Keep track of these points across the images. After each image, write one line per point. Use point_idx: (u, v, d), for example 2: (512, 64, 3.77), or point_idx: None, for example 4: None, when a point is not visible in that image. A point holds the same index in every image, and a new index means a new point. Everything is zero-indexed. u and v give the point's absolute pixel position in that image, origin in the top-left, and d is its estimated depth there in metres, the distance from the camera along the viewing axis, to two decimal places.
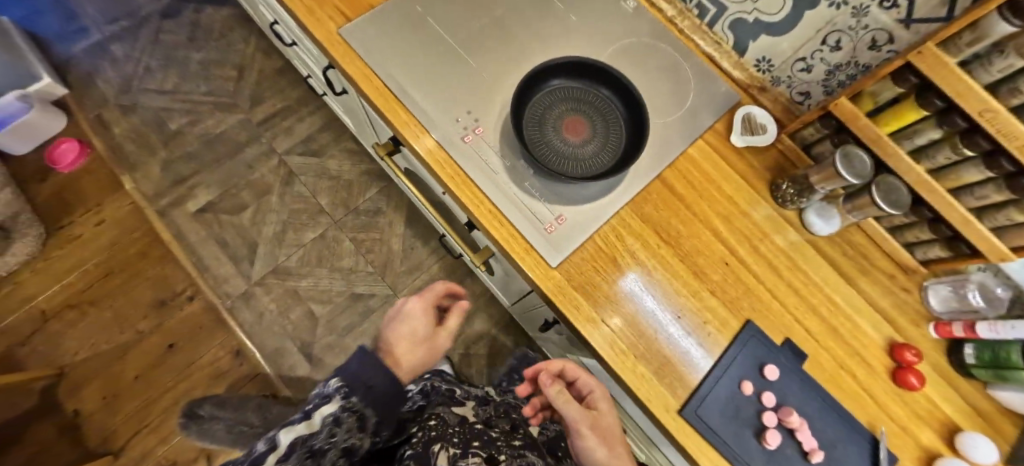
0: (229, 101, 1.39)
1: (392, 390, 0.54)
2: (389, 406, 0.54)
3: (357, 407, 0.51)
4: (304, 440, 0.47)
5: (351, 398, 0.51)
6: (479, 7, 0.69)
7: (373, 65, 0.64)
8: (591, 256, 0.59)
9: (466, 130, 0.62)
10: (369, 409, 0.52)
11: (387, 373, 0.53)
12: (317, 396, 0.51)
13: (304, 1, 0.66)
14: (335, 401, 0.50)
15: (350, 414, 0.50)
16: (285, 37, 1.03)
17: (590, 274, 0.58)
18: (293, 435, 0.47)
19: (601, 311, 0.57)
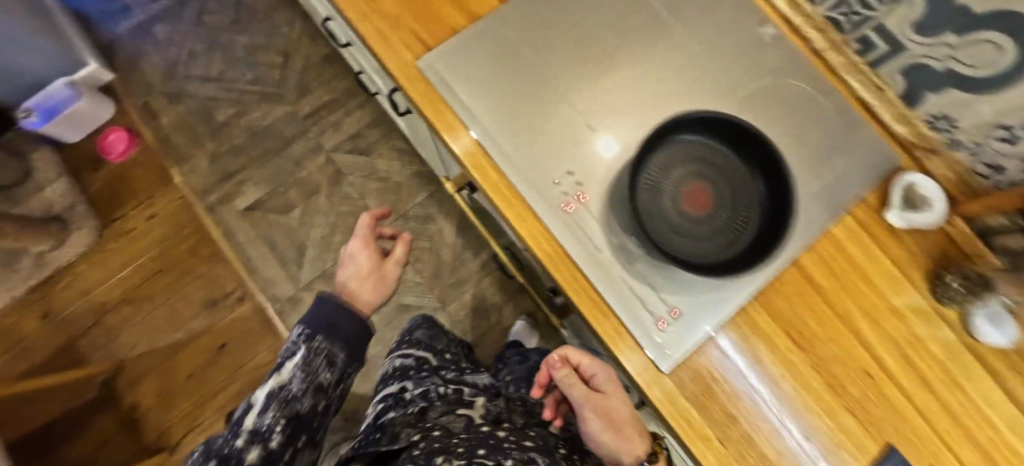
0: (276, 91, 1.32)
1: (358, 327, 0.55)
2: (356, 346, 0.55)
3: (324, 351, 0.52)
4: (277, 393, 0.49)
5: (315, 339, 0.52)
6: (586, 33, 0.56)
7: (458, 108, 0.53)
8: (707, 358, 0.50)
9: (567, 196, 0.51)
10: (336, 348, 0.53)
11: (338, 308, 0.55)
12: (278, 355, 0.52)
13: (377, 26, 0.55)
14: (299, 348, 0.52)
15: (319, 356, 0.52)
16: (338, 36, 0.92)
17: (706, 381, 0.49)
18: (266, 390, 0.49)
19: (717, 426, 0.49)
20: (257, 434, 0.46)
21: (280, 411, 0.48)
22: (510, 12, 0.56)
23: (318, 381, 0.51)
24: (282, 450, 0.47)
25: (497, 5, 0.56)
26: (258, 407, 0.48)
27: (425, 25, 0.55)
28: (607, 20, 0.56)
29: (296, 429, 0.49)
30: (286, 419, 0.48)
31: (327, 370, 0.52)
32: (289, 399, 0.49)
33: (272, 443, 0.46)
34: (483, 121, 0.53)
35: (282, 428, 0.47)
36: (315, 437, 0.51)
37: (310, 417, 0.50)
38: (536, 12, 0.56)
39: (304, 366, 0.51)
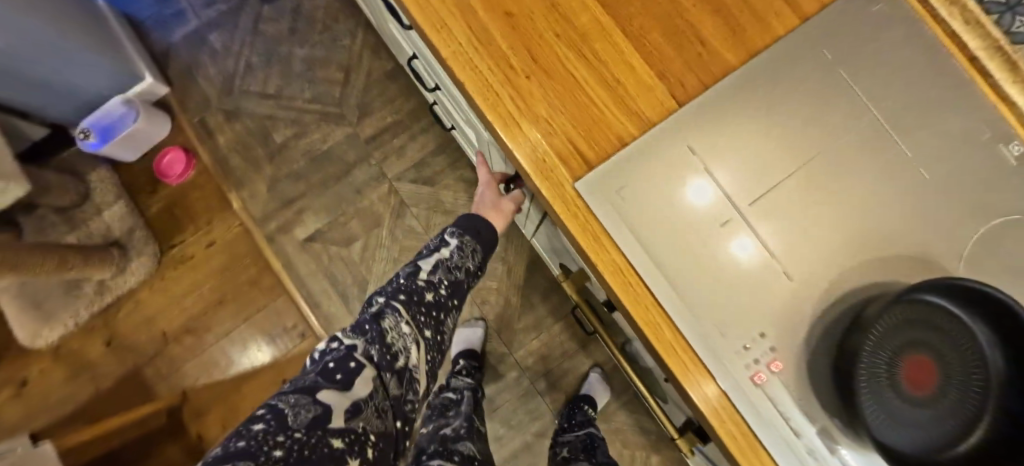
0: (336, 110, 1.24)
1: (493, 237, 0.74)
2: (488, 253, 0.75)
3: (472, 244, 0.71)
4: (443, 262, 0.67)
5: (465, 236, 0.71)
6: (783, 149, 0.45)
7: (625, 243, 0.43)
8: None
9: (756, 364, 0.42)
10: (478, 246, 0.72)
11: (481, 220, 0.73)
12: (433, 241, 0.70)
13: (526, 131, 0.43)
14: (452, 238, 0.70)
15: (466, 247, 0.70)
16: (427, 79, 0.83)
17: None
18: (437, 258, 0.67)
19: None
20: (429, 285, 0.64)
21: (444, 274, 0.66)
22: (691, 119, 0.44)
23: (467, 263, 0.69)
24: (447, 299, 0.66)
25: (674, 108, 0.44)
26: (427, 269, 0.66)
27: (583, 134, 0.43)
28: (809, 133, 0.45)
29: (452, 292, 0.67)
30: (447, 282, 0.66)
31: (473, 259, 0.71)
32: (451, 267, 0.67)
33: (440, 292, 0.65)
34: (654, 260, 0.43)
35: (446, 286, 0.66)
36: (461, 305, 0.69)
37: (463, 288, 0.69)
38: (723, 119, 0.45)
39: (459, 249, 0.69)
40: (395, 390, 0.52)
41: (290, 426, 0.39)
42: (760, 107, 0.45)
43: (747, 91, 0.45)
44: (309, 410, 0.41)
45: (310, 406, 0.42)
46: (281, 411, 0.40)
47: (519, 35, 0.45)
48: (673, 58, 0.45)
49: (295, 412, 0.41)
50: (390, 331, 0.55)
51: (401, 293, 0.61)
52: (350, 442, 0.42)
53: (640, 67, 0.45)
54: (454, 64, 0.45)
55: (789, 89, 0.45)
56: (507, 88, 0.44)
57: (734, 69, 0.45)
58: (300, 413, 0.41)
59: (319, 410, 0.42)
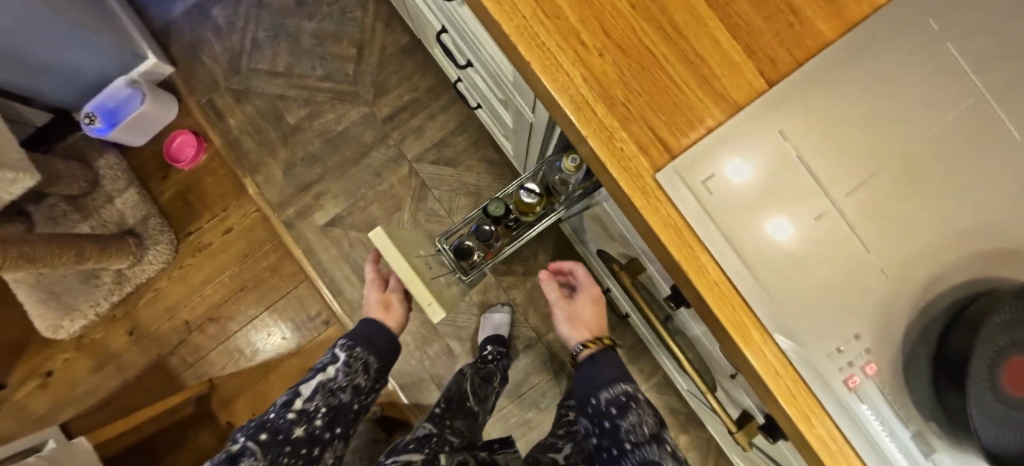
0: (350, 89, 1.18)
1: (389, 342, 0.81)
2: (387, 357, 0.81)
3: (364, 354, 0.78)
4: (324, 385, 0.73)
5: (355, 350, 0.77)
6: (886, 133, 0.41)
7: (709, 238, 0.39)
8: None
9: (850, 365, 0.39)
10: (370, 357, 0.79)
11: (377, 329, 0.80)
12: (324, 359, 0.77)
13: (600, 115, 0.39)
14: (342, 353, 0.77)
15: (355, 363, 0.77)
16: (457, 55, 0.78)
17: None
18: (318, 382, 0.73)
19: None
20: (302, 416, 0.70)
21: (324, 397, 0.73)
22: (785, 100, 0.40)
23: (353, 382, 0.76)
24: (321, 429, 0.71)
25: (765, 88, 0.40)
26: (305, 395, 0.72)
27: (665, 120, 0.39)
28: (914, 115, 0.41)
29: (332, 418, 0.73)
30: (324, 409, 0.72)
31: (363, 375, 0.77)
32: (332, 390, 0.73)
33: (313, 423, 0.71)
34: (741, 259, 0.40)
35: (322, 414, 0.72)
36: (343, 430, 0.75)
37: (346, 411, 0.75)
38: (820, 100, 0.40)
39: (346, 367, 0.76)
40: None
41: None
42: (859, 86, 0.40)
43: (845, 68, 0.40)
44: None
45: None
46: None
47: (589, 7, 0.40)
48: (763, 30, 0.40)
49: None
50: None
51: (265, 431, 0.67)
52: None
53: (728, 42, 0.40)
54: (518, 42, 0.40)
55: (891, 65, 0.41)
56: (579, 68, 0.40)
57: (830, 42, 0.40)
58: None
59: None
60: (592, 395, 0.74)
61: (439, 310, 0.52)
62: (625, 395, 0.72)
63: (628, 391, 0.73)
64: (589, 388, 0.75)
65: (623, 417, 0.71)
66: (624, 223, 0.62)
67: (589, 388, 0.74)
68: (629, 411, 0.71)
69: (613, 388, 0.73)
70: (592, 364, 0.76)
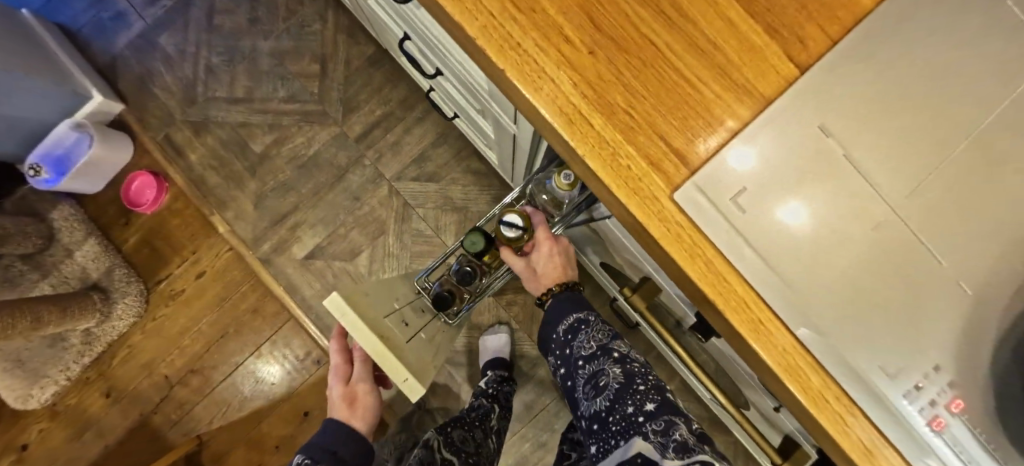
0: (317, 109, 1.10)
1: (357, 448, 0.67)
2: None
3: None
4: None
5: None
6: (947, 114, 0.33)
7: (743, 264, 0.32)
8: None
9: (931, 402, 0.32)
10: None
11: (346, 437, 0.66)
12: None
13: (598, 128, 0.32)
14: None
15: None
16: (424, 63, 0.70)
17: None
18: None
19: None
20: None
21: None
22: (822, 87, 0.32)
23: None
24: None
25: (794, 73, 0.32)
26: None
27: (677, 126, 0.32)
28: (983, 87, 0.33)
29: None
30: None
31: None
32: None
33: None
34: (786, 287, 0.32)
35: None
36: None
37: None
38: (864, 83, 0.33)
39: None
40: None
41: None
42: (910, 60, 0.33)
43: (889, 40, 0.33)
44: None
45: None
46: None
47: None
48: (786, 3, 0.32)
49: None
50: None
51: None
52: None
53: (745, 23, 0.32)
54: (487, 46, 0.32)
55: (947, 30, 0.33)
56: (565, 70, 0.32)
57: (869, 11, 0.33)
58: None
59: None
60: (548, 332, 0.60)
61: (416, 385, 0.42)
62: (574, 318, 0.58)
63: (581, 315, 0.58)
64: (547, 326, 0.61)
65: (573, 339, 0.56)
66: (629, 240, 0.56)
67: (544, 322, 0.61)
68: (579, 332, 0.57)
69: (563, 314, 0.59)
70: (551, 302, 0.60)
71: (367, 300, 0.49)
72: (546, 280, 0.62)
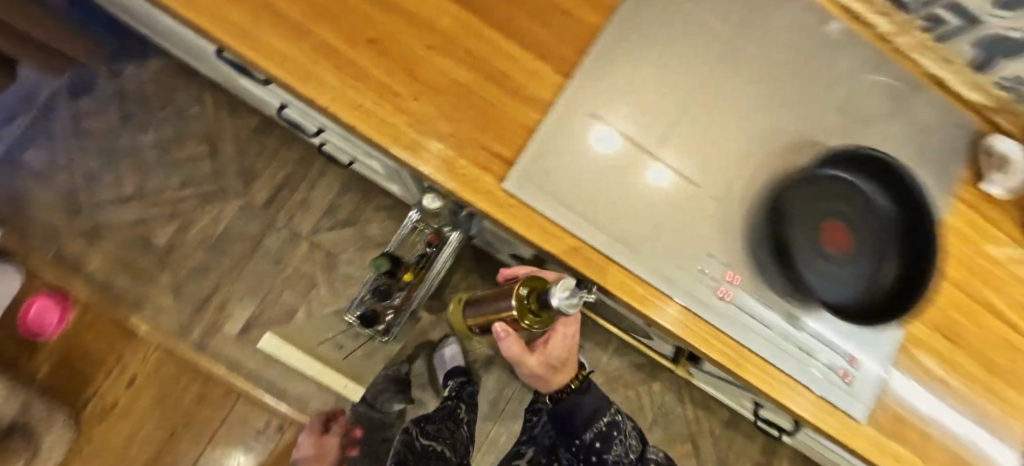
0: (216, 187, 1.12)
1: None
2: None
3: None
4: None
5: None
6: (670, 86, 0.48)
7: (567, 220, 0.44)
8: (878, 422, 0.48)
9: (717, 279, 0.46)
10: None
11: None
12: None
13: (437, 152, 0.43)
14: None
15: None
16: (305, 124, 0.78)
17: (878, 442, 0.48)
18: None
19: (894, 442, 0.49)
20: None
21: None
22: (585, 87, 0.46)
23: None
24: None
25: (561, 81, 0.46)
26: None
27: (491, 135, 0.44)
28: (684, 66, 0.49)
29: None
30: None
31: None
32: None
33: None
34: (603, 229, 0.45)
35: None
36: None
37: None
38: (611, 77, 0.47)
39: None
40: None
41: None
42: (636, 56, 0.48)
43: (619, 45, 0.48)
44: None
45: None
46: None
47: (392, 59, 0.44)
48: (549, 36, 0.47)
49: None
50: None
51: None
52: None
53: (522, 53, 0.46)
54: (337, 110, 0.42)
55: (653, 31, 0.49)
56: (401, 117, 0.43)
57: (601, 28, 0.48)
58: None
59: None
60: (578, 430, 0.62)
61: None
62: (608, 423, 0.62)
63: (609, 420, 0.63)
64: (570, 423, 0.62)
65: (607, 448, 0.62)
66: None
67: (569, 425, 0.62)
68: (613, 441, 0.63)
69: (591, 422, 0.62)
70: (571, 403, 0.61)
71: None
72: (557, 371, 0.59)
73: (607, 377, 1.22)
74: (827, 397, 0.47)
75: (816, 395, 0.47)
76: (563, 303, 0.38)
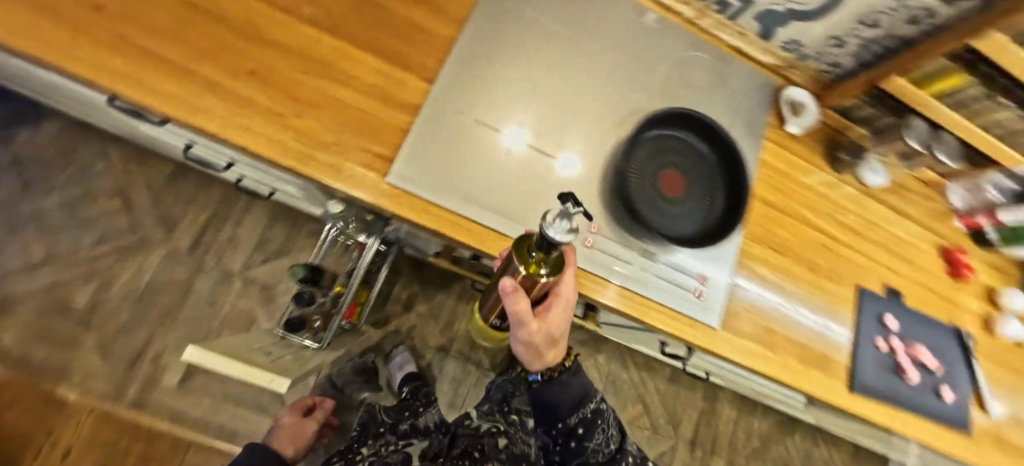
0: (135, 239, 1.11)
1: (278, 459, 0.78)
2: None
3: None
4: None
5: None
6: (520, 82, 0.59)
7: (446, 201, 0.52)
8: (735, 325, 0.59)
9: (581, 231, 0.56)
10: None
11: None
12: None
13: (326, 158, 0.50)
14: None
15: None
16: (214, 160, 0.81)
17: (739, 342, 0.59)
18: None
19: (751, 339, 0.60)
20: None
21: None
22: (445, 93, 0.55)
23: None
24: None
25: (427, 87, 0.55)
26: None
27: (370, 138, 0.52)
28: (529, 63, 0.60)
29: None
30: None
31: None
32: None
33: None
34: (478, 204, 0.53)
35: None
36: None
37: None
38: (467, 80, 0.57)
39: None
40: None
41: None
42: (487, 60, 0.58)
43: (471, 53, 0.57)
44: None
45: None
46: None
47: (273, 87, 0.51)
48: (409, 50, 0.56)
49: None
50: None
51: None
52: None
53: (388, 68, 0.54)
54: (228, 134, 0.48)
55: (498, 38, 0.59)
56: (288, 133, 0.50)
57: (455, 40, 0.58)
58: None
59: None
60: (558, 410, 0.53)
61: None
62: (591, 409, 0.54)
63: (596, 406, 0.55)
64: (551, 403, 0.53)
65: (590, 436, 0.54)
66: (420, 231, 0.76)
67: (551, 407, 0.53)
68: (596, 429, 0.54)
69: (577, 406, 0.54)
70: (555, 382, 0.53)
71: None
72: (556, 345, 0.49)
73: None
74: (689, 312, 0.57)
75: (679, 313, 0.57)
76: (561, 233, 0.35)
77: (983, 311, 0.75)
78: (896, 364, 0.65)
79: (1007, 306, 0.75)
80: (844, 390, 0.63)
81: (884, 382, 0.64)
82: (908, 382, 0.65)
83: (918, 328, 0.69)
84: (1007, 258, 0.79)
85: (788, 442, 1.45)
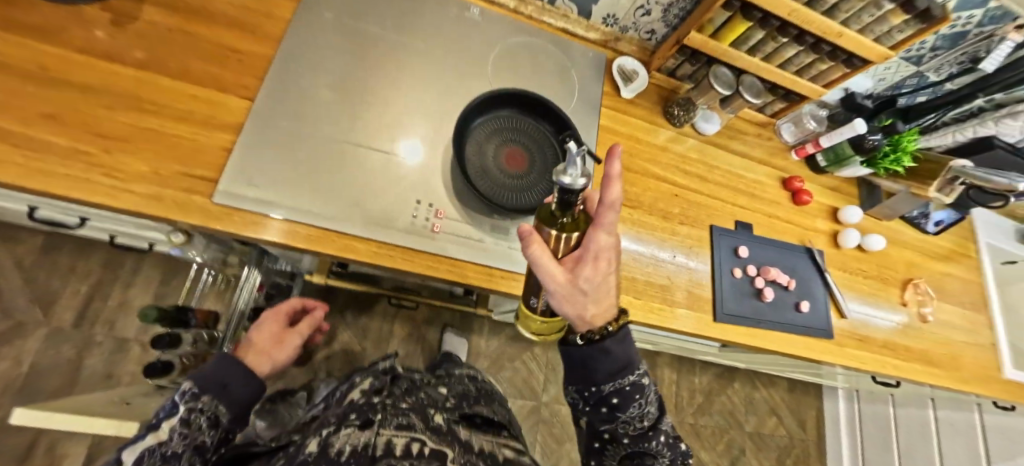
0: (7, 324, 1.01)
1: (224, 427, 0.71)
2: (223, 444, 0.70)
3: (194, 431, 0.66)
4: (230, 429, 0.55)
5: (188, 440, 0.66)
6: (350, 86, 0.61)
7: (281, 210, 0.53)
8: None
9: (428, 218, 0.58)
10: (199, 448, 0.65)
11: (238, 367, 0.54)
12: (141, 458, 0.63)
13: (143, 188, 0.49)
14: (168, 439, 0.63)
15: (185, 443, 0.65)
16: (67, 219, 0.77)
17: None
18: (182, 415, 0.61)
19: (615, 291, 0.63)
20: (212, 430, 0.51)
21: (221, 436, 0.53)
22: (268, 107, 0.56)
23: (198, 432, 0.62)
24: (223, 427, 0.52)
25: (249, 104, 0.56)
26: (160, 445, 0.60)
27: (191, 163, 0.51)
28: (356, 68, 0.62)
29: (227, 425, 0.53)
30: (224, 418, 0.52)
31: (209, 430, 0.50)
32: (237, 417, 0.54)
33: (217, 428, 0.51)
34: (318, 208, 0.54)
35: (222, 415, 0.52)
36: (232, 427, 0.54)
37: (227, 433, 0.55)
38: (292, 92, 0.58)
39: (184, 426, 0.47)
40: (202, 437, 0.49)
41: (178, 418, 0.47)
42: (312, 71, 0.60)
43: (294, 67, 0.59)
44: (198, 415, 0.48)
45: (200, 407, 0.49)
46: (181, 410, 0.48)
47: (72, 125, 0.49)
48: (224, 72, 0.56)
49: (194, 413, 0.48)
50: (198, 418, 0.48)
51: (214, 407, 0.50)
52: (186, 430, 0.47)
53: (204, 91, 0.55)
54: (20, 178, 0.45)
55: (321, 49, 0.61)
56: (95, 169, 0.48)
57: (275, 56, 0.59)
58: (197, 412, 0.48)
59: (201, 420, 0.49)
60: (592, 372, 0.44)
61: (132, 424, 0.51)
62: (631, 382, 0.44)
63: (638, 380, 0.45)
64: (586, 367, 0.45)
65: (625, 408, 0.45)
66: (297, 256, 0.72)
67: (585, 369, 0.45)
68: (633, 402, 0.45)
69: (617, 376, 0.44)
70: (590, 348, 0.44)
71: (78, 403, 0.56)
72: (603, 303, 0.43)
73: (493, 358, 1.30)
74: None
75: None
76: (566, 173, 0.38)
77: (829, 228, 0.83)
78: (752, 287, 0.72)
79: (845, 221, 0.84)
80: (710, 321, 0.68)
81: (743, 306, 0.70)
82: (765, 301, 0.71)
83: (770, 252, 0.76)
84: (841, 179, 0.88)
85: (730, 391, 1.53)
